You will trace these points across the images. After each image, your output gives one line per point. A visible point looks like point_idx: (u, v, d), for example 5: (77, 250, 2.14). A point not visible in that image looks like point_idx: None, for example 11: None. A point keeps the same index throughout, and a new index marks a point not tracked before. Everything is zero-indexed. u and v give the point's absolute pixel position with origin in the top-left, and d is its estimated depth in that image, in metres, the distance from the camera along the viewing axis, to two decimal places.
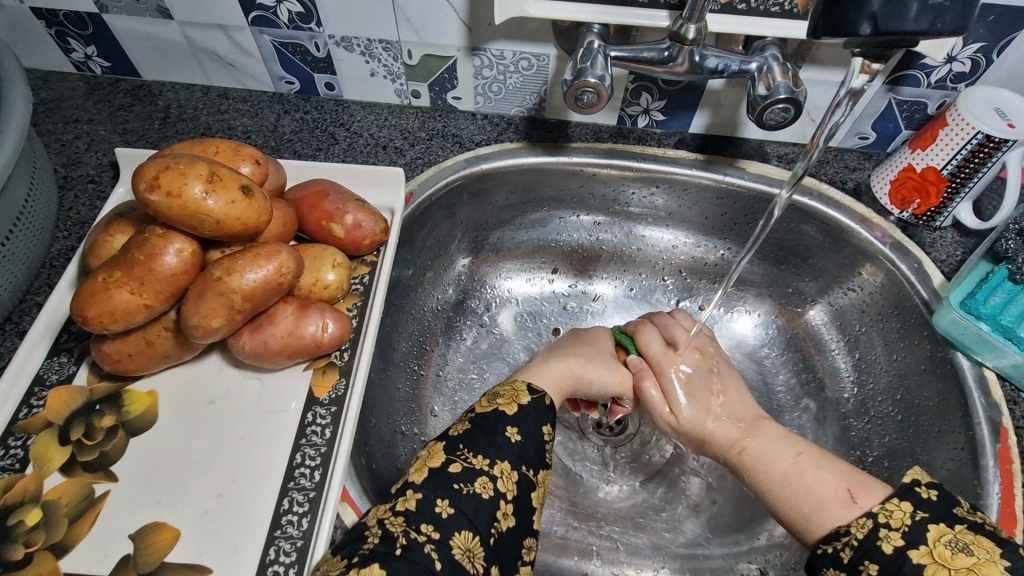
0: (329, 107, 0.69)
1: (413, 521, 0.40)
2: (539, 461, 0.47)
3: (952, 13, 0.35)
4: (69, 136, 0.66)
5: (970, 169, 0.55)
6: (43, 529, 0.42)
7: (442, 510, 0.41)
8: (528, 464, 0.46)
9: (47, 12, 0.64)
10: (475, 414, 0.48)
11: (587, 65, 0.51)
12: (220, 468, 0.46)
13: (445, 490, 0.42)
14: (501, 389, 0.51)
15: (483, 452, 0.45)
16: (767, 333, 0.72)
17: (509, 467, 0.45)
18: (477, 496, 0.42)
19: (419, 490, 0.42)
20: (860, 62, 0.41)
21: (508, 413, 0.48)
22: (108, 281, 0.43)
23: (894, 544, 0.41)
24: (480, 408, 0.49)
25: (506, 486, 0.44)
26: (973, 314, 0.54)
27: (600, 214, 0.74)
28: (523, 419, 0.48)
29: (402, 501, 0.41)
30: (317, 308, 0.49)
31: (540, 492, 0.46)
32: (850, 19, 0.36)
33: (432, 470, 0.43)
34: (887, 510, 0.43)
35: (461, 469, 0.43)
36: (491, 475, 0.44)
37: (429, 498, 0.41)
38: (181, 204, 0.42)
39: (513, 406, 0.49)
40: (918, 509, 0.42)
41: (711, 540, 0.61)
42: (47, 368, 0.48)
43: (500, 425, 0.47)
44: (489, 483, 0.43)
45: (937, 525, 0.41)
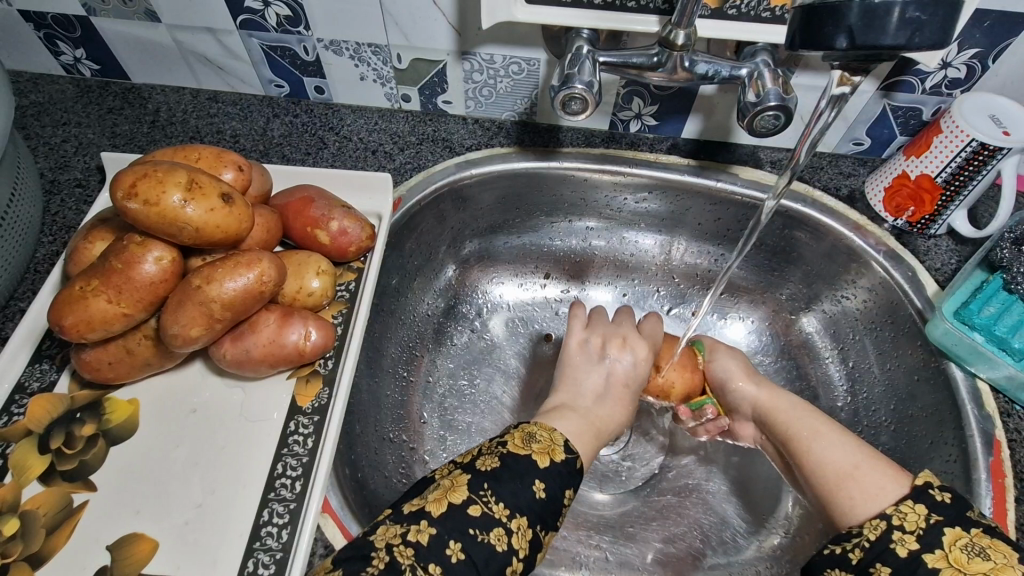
0: (320, 110, 0.69)
1: (422, 557, 0.39)
2: (553, 523, 0.45)
3: (931, 27, 0.34)
4: (58, 139, 0.65)
5: (965, 176, 0.54)
6: (20, 539, 0.41)
7: (451, 554, 0.40)
8: (544, 524, 0.44)
9: (34, 14, 0.63)
10: (507, 451, 0.46)
11: (575, 70, 0.50)
12: (200, 478, 0.45)
13: (459, 533, 0.41)
14: (538, 432, 0.49)
15: (505, 501, 0.43)
16: (760, 340, 0.71)
17: (527, 522, 0.43)
18: (490, 546, 0.41)
19: (433, 523, 0.41)
20: (840, 73, 0.41)
21: (540, 465, 0.46)
22: (87, 289, 0.43)
23: (909, 547, 0.40)
24: (513, 445, 0.47)
25: (519, 543, 0.42)
26: (966, 323, 0.53)
27: (593, 220, 0.73)
28: (551, 475, 0.46)
29: (414, 530, 0.41)
30: (300, 316, 0.48)
31: (543, 552, 0.45)
32: (829, 32, 0.36)
33: (450, 505, 0.42)
34: (901, 512, 0.42)
35: (480, 514, 0.42)
36: (507, 527, 0.42)
37: (443, 536, 0.40)
38: (159, 212, 0.42)
39: (546, 460, 0.47)
40: (932, 512, 0.41)
41: (701, 550, 0.61)
42: (29, 375, 0.48)
43: (528, 476, 0.45)
44: (504, 536, 0.42)
45: (952, 528, 0.40)
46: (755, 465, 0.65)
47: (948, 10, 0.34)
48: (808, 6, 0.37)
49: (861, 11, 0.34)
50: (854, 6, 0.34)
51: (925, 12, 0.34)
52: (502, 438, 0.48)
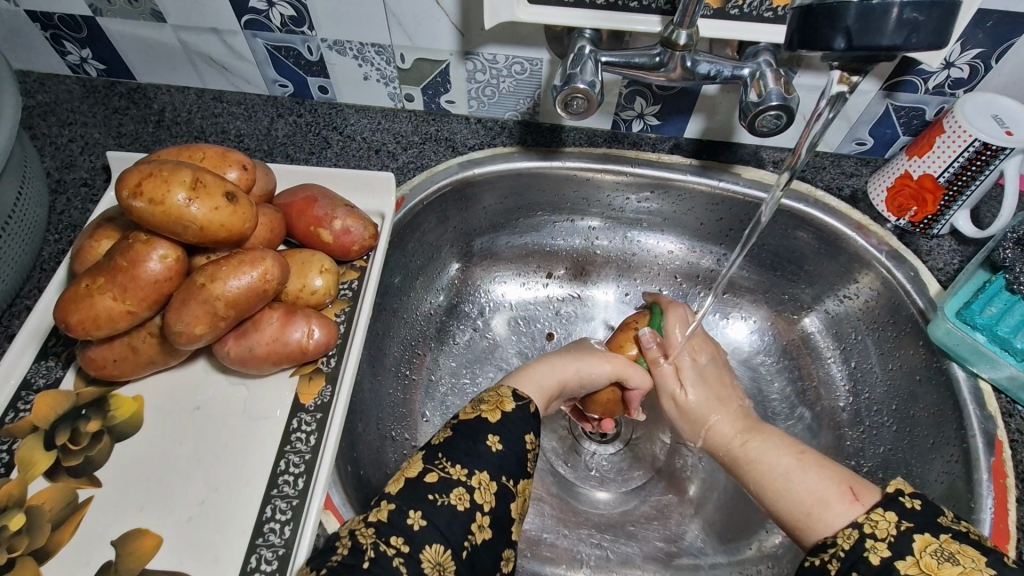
0: (323, 110, 0.69)
1: (384, 533, 0.39)
2: (521, 471, 0.46)
3: (927, 28, 0.35)
4: (64, 138, 0.66)
5: (967, 176, 0.54)
6: (26, 534, 0.42)
7: (413, 523, 0.40)
8: (508, 475, 0.45)
9: (41, 14, 0.64)
10: (459, 420, 0.47)
11: (577, 70, 0.51)
12: (204, 474, 0.46)
13: (418, 501, 0.41)
14: (486, 393, 0.50)
15: (461, 461, 0.43)
16: (762, 340, 0.71)
17: (488, 477, 0.44)
18: (451, 507, 0.41)
19: (393, 500, 0.41)
20: (839, 73, 0.41)
21: (492, 420, 0.47)
22: (92, 287, 0.43)
23: (881, 555, 0.40)
24: (464, 412, 0.48)
25: (482, 498, 0.43)
26: (968, 323, 0.53)
27: (596, 219, 0.73)
28: (505, 427, 0.47)
29: (375, 511, 0.41)
30: (303, 314, 0.49)
31: (518, 502, 0.45)
32: (825, 34, 0.36)
33: (408, 480, 0.43)
34: (872, 520, 0.42)
35: (437, 479, 0.43)
36: (468, 486, 0.43)
37: (402, 508, 0.41)
38: (164, 210, 0.42)
39: (496, 414, 0.47)
40: (902, 519, 0.41)
41: (703, 550, 0.61)
42: (35, 372, 0.48)
43: (480, 434, 0.45)
44: (465, 495, 0.42)
45: (922, 534, 0.40)
46: None
47: (944, 11, 0.35)
48: (805, 7, 0.37)
49: (858, 12, 0.34)
50: (852, 7, 0.35)
51: (922, 13, 0.34)
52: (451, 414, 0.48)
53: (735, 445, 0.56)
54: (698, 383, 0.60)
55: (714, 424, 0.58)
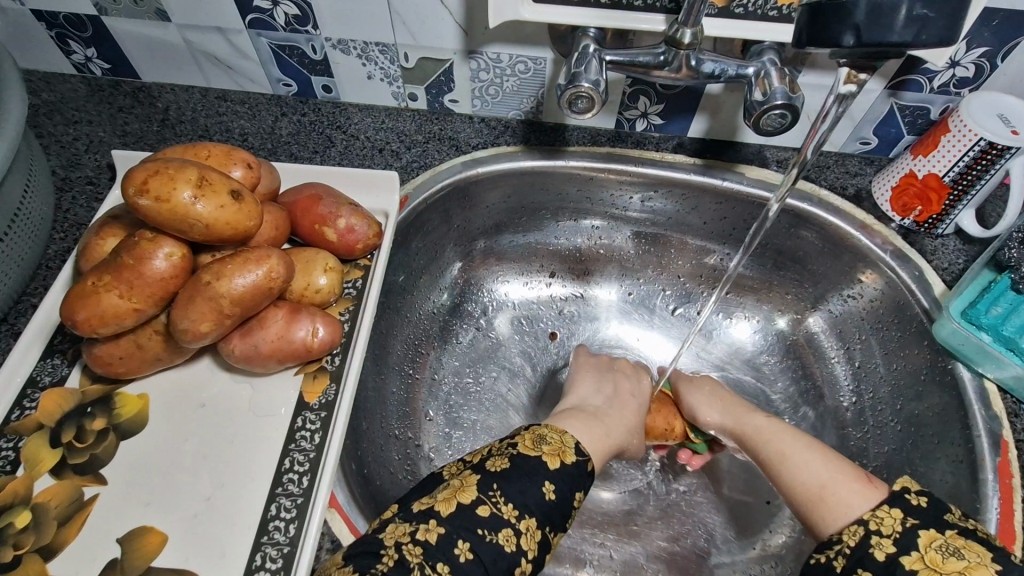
0: (327, 109, 0.69)
1: (431, 555, 0.39)
2: (562, 523, 0.46)
3: (937, 23, 0.34)
4: (69, 136, 0.66)
5: (972, 176, 0.54)
6: (32, 531, 0.42)
7: (460, 553, 0.40)
8: (552, 523, 0.45)
9: (46, 13, 0.64)
10: (517, 453, 0.47)
11: (581, 69, 0.51)
12: (209, 472, 0.46)
13: (468, 532, 0.41)
14: (549, 435, 0.50)
15: (515, 501, 0.43)
16: (766, 340, 0.72)
17: (536, 524, 0.43)
18: (498, 546, 0.41)
19: (443, 523, 0.41)
20: (847, 70, 0.41)
21: (550, 466, 0.47)
22: (98, 284, 0.43)
23: (887, 551, 0.40)
24: (524, 447, 0.47)
25: (528, 544, 0.43)
26: (974, 323, 0.53)
27: (599, 218, 0.73)
28: (562, 476, 0.46)
29: (424, 529, 0.41)
30: (308, 312, 0.49)
31: (551, 551, 0.45)
32: (835, 30, 0.36)
33: (459, 505, 0.42)
34: (877, 517, 0.42)
35: (489, 515, 0.42)
36: (516, 528, 0.42)
37: (451, 535, 0.41)
38: (170, 208, 0.42)
39: (556, 461, 0.47)
40: (908, 516, 0.41)
41: (707, 549, 0.61)
42: (41, 369, 0.49)
43: (538, 476, 0.45)
44: (513, 537, 0.42)
45: (927, 530, 0.39)
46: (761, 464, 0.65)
47: (955, 8, 0.35)
48: (814, 4, 0.37)
49: (869, 8, 0.34)
50: (861, 4, 0.34)
51: (932, 10, 0.34)
52: (512, 441, 0.48)
53: (755, 420, 0.58)
54: (705, 384, 0.64)
55: (733, 407, 0.61)
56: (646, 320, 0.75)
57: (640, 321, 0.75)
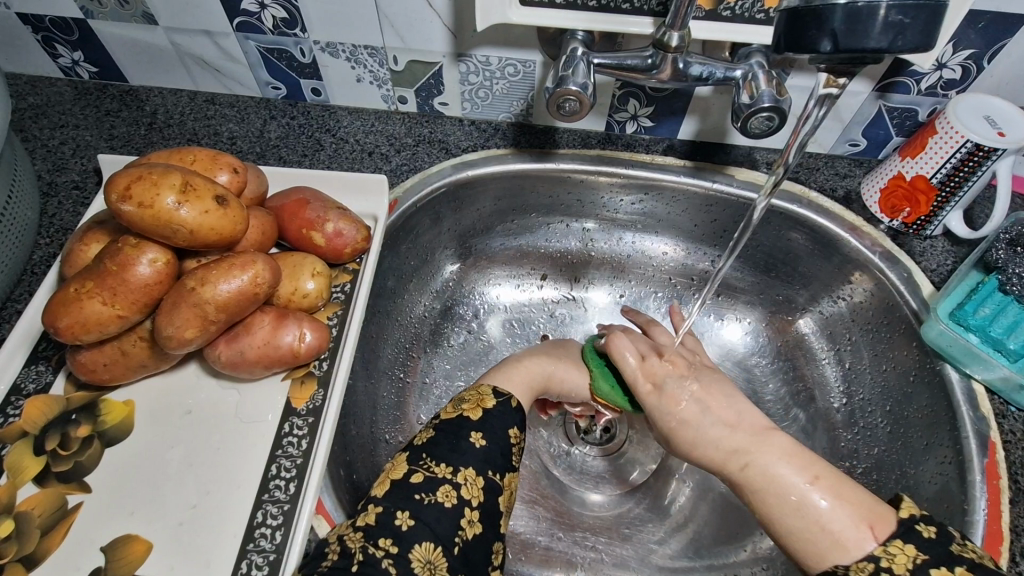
0: (316, 112, 0.69)
1: (373, 535, 0.40)
2: (508, 464, 0.47)
3: (913, 30, 0.34)
4: (56, 141, 0.65)
5: (960, 177, 0.54)
6: (15, 540, 0.41)
7: (401, 523, 0.41)
8: (495, 468, 0.46)
9: (32, 16, 0.63)
10: (440, 420, 0.48)
11: (569, 72, 0.50)
12: (196, 479, 0.45)
13: (405, 502, 0.42)
14: (467, 394, 0.51)
15: (446, 460, 0.45)
16: (756, 341, 0.72)
17: (474, 473, 0.45)
18: (439, 505, 0.43)
19: (379, 503, 0.42)
20: (825, 76, 0.41)
21: (473, 417, 0.48)
22: (81, 291, 0.43)
23: None
24: (445, 413, 0.49)
25: (469, 494, 0.44)
26: (961, 325, 0.53)
27: (591, 221, 0.73)
28: None
29: (362, 516, 0.42)
30: (295, 318, 0.48)
31: (507, 494, 0.47)
32: (812, 35, 0.36)
33: (393, 482, 0.44)
34: (890, 554, 0.40)
35: (423, 479, 0.44)
36: (454, 483, 0.44)
37: (389, 510, 0.42)
38: (154, 214, 0.42)
39: (477, 412, 0.49)
40: (920, 552, 0.40)
41: (698, 552, 0.61)
42: (25, 377, 0.48)
43: (464, 431, 0.47)
44: (452, 492, 0.43)
45: (939, 568, 0.39)
46: None
47: (930, 14, 0.34)
48: (791, 9, 0.37)
49: (845, 14, 0.34)
50: (838, 10, 0.34)
51: (907, 15, 0.34)
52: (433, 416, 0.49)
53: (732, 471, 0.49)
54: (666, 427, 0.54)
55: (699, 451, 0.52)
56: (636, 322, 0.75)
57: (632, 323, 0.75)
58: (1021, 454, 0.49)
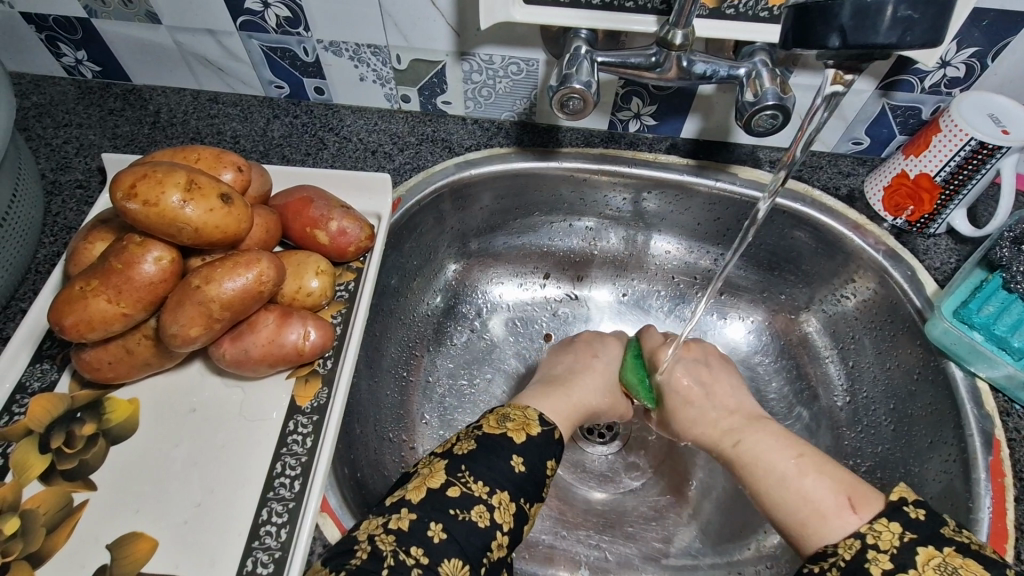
0: (320, 111, 0.69)
1: (404, 541, 0.40)
2: (538, 493, 0.47)
3: (923, 25, 0.34)
4: (60, 140, 0.65)
5: (964, 175, 0.54)
6: (20, 538, 0.41)
7: (433, 534, 0.41)
8: (526, 496, 0.46)
9: (36, 16, 0.64)
10: (482, 433, 0.48)
11: (573, 70, 0.50)
12: (201, 476, 0.45)
13: (439, 513, 0.42)
14: (512, 412, 0.51)
15: (484, 478, 0.44)
16: (759, 340, 0.72)
17: (509, 497, 0.44)
18: (471, 523, 0.42)
19: (414, 509, 0.42)
20: (834, 72, 0.41)
21: (516, 440, 0.48)
22: (86, 289, 0.43)
23: (882, 566, 0.40)
24: (488, 426, 0.48)
25: (501, 518, 0.44)
26: (965, 323, 0.53)
27: (594, 219, 0.73)
28: (529, 450, 0.48)
29: (396, 518, 0.41)
30: (299, 316, 0.48)
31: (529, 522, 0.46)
32: (821, 31, 0.36)
33: (429, 490, 0.43)
34: (876, 531, 0.42)
35: (459, 494, 0.43)
36: (489, 504, 0.43)
37: (423, 519, 0.41)
38: (158, 212, 0.42)
39: (522, 435, 0.48)
40: (906, 530, 0.41)
41: (702, 550, 0.61)
42: (30, 375, 0.48)
43: (505, 451, 0.46)
44: (486, 513, 0.43)
45: (926, 547, 0.40)
46: None
47: (937, 10, 0.34)
48: (799, 5, 0.37)
49: (853, 11, 0.34)
50: (846, 5, 0.34)
51: (917, 10, 0.34)
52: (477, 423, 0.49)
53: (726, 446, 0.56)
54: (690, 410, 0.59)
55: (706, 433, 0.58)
56: (639, 321, 0.75)
57: (635, 323, 0.75)
58: None
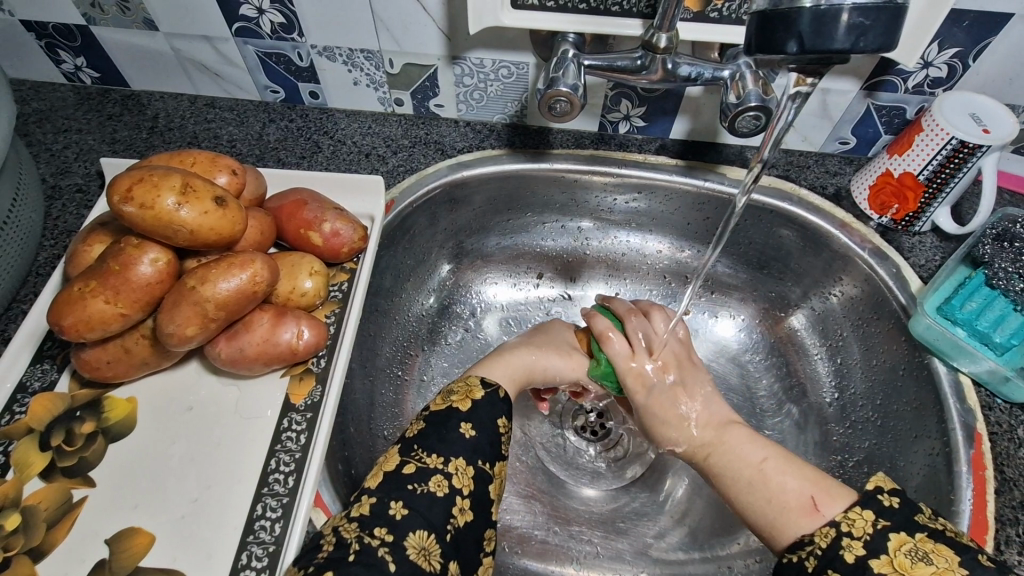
0: (315, 115, 0.70)
1: (368, 525, 0.41)
2: (496, 453, 0.48)
3: (875, 31, 0.35)
4: (59, 145, 0.67)
5: (946, 174, 0.55)
6: (21, 533, 0.42)
7: (395, 512, 0.42)
8: (484, 458, 0.47)
9: (36, 24, 0.65)
10: (430, 412, 0.49)
11: (560, 73, 0.52)
12: (198, 473, 0.46)
13: (398, 492, 0.43)
14: (455, 385, 0.52)
15: (437, 450, 0.45)
16: (749, 338, 0.72)
17: (465, 463, 0.46)
18: (431, 493, 0.43)
19: (373, 494, 0.43)
20: (795, 75, 0.42)
21: (462, 409, 0.49)
22: (84, 290, 0.44)
23: (856, 552, 0.41)
24: (434, 404, 0.50)
25: (461, 482, 0.45)
26: (949, 319, 0.54)
27: (587, 220, 0.74)
28: (476, 414, 0.49)
29: (356, 507, 0.42)
30: (293, 315, 0.50)
31: (496, 482, 0.47)
32: (780, 37, 0.37)
33: (386, 474, 0.44)
34: (849, 518, 0.43)
35: (414, 470, 0.44)
36: (445, 472, 0.45)
37: (383, 500, 0.42)
38: (154, 215, 0.43)
39: (467, 402, 0.49)
40: (879, 518, 0.42)
41: (693, 545, 0.62)
42: (30, 375, 0.49)
43: (452, 421, 0.48)
44: (444, 482, 0.44)
45: (897, 534, 0.41)
46: None
47: (893, 15, 0.35)
48: (761, 12, 0.38)
49: (811, 17, 0.35)
50: (804, 13, 0.35)
51: (869, 17, 0.35)
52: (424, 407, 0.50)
53: (709, 432, 0.56)
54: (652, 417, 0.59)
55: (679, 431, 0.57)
56: None
57: None
58: (1008, 446, 0.50)
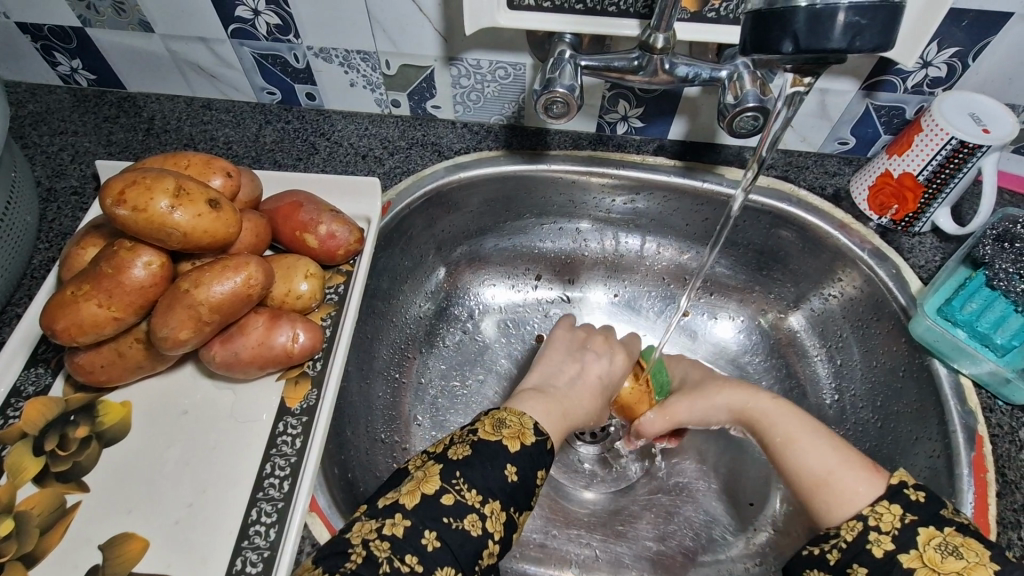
0: (311, 117, 0.70)
1: (398, 548, 0.40)
2: (528, 503, 0.46)
3: (872, 30, 0.35)
4: (54, 147, 0.66)
5: (946, 174, 0.55)
6: (14, 539, 0.42)
7: (427, 542, 0.40)
8: (517, 506, 0.45)
9: (31, 25, 0.65)
10: (478, 438, 0.47)
11: (556, 74, 0.51)
12: (193, 478, 0.46)
13: (433, 521, 0.41)
14: (509, 418, 0.49)
15: (477, 487, 0.43)
16: (748, 339, 0.72)
17: (500, 506, 0.44)
18: (465, 532, 0.42)
19: (408, 516, 0.41)
20: (792, 75, 0.42)
21: (510, 449, 0.47)
22: (78, 293, 0.44)
23: (885, 548, 0.41)
24: (484, 432, 0.47)
25: (493, 526, 0.43)
26: (949, 321, 0.54)
27: (585, 221, 0.74)
28: (521, 458, 0.47)
29: (389, 524, 0.41)
30: (288, 318, 0.49)
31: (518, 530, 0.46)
32: (776, 36, 0.36)
33: (423, 496, 0.43)
34: (877, 512, 0.43)
35: (452, 502, 0.42)
36: (480, 513, 0.43)
37: (417, 526, 0.41)
38: (147, 217, 0.43)
39: (516, 444, 0.47)
40: (907, 513, 0.41)
41: (693, 548, 0.61)
42: (24, 379, 0.49)
43: (500, 460, 0.45)
44: (478, 522, 0.42)
45: (926, 527, 0.40)
46: (744, 461, 0.66)
47: (890, 14, 0.35)
48: (756, 11, 0.37)
49: (807, 16, 0.35)
50: (800, 12, 0.35)
51: (864, 16, 0.35)
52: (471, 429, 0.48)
53: (756, 406, 0.56)
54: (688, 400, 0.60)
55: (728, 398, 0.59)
56: (629, 321, 0.76)
57: (626, 323, 0.76)
58: (1009, 448, 0.49)
